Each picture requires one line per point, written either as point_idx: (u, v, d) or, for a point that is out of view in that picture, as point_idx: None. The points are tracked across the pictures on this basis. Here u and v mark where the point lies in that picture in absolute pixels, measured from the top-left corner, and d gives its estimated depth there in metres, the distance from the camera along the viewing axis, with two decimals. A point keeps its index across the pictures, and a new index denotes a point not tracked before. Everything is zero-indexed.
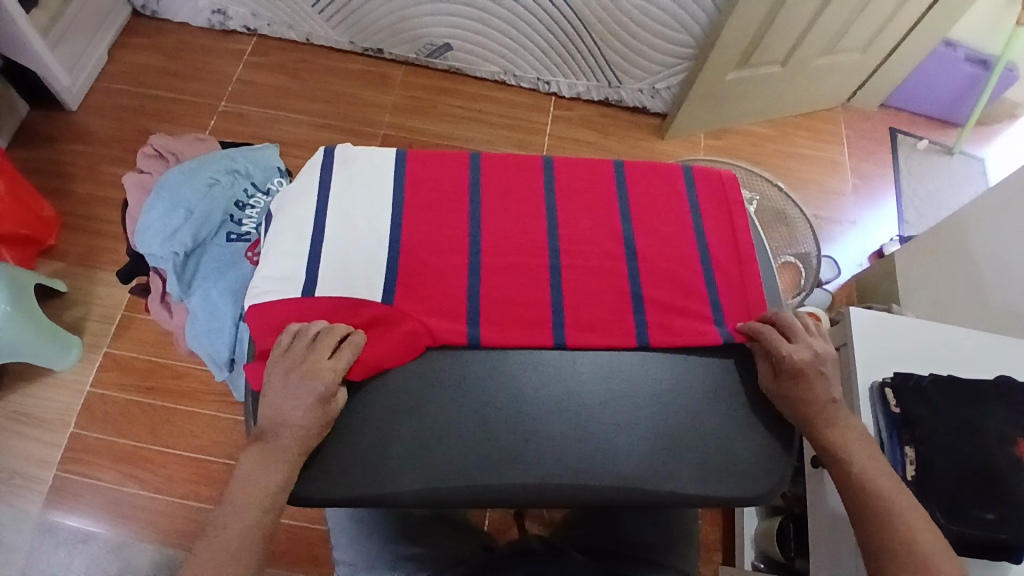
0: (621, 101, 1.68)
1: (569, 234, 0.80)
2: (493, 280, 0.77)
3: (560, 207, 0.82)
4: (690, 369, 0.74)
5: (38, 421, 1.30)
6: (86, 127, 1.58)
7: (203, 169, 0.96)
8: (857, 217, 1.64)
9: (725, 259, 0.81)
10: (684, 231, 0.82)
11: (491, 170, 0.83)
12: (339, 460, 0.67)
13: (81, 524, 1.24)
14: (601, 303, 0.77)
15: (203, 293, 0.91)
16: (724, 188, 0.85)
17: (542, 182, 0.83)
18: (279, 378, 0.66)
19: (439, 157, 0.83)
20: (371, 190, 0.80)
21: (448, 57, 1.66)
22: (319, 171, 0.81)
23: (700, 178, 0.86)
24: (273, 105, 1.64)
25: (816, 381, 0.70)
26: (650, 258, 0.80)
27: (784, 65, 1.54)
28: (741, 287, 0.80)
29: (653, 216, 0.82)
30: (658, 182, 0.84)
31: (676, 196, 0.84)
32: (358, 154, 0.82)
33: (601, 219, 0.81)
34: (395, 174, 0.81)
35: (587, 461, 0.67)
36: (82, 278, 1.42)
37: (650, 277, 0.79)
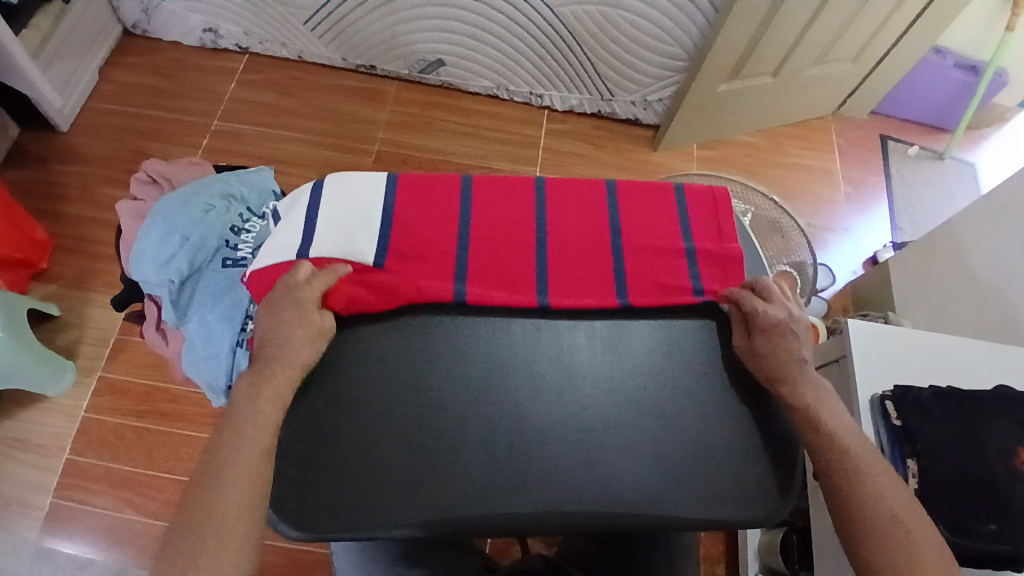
0: (614, 113, 1.68)
1: (556, 259, 0.82)
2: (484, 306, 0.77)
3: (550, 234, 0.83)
4: (691, 391, 0.74)
5: (33, 446, 1.28)
6: (78, 148, 1.57)
7: (199, 196, 0.95)
8: (851, 224, 1.65)
9: (715, 275, 0.82)
10: (674, 250, 0.83)
11: (480, 193, 0.84)
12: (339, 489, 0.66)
13: (78, 551, 1.22)
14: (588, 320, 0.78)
15: (199, 319, 0.89)
16: (715, 202, 0.86)
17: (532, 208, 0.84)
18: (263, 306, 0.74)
19: (429, 180, 0.84)
20: (360, 220, 0.81)
21: (441, 72, 1.66)
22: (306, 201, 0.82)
23: (690, 193, 0.86)
24: (266, 123, 1.64)
25: (786, 339, 0.74)
26: (640, 280, 0.80)
27: (775, 76, 1.55)
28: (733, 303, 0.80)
29: (641, 236, 0.83)
30: (650, 200, 0.85)
31: (665, 215, 0.85)
32: (344, 183, 0.83)
33: (589, 242, 0.83)
34: (384, 204, 0.82)
35: (590, 487, 0.67)
36: (76, 300, 1.41)
37: (639, 296, 0.79)
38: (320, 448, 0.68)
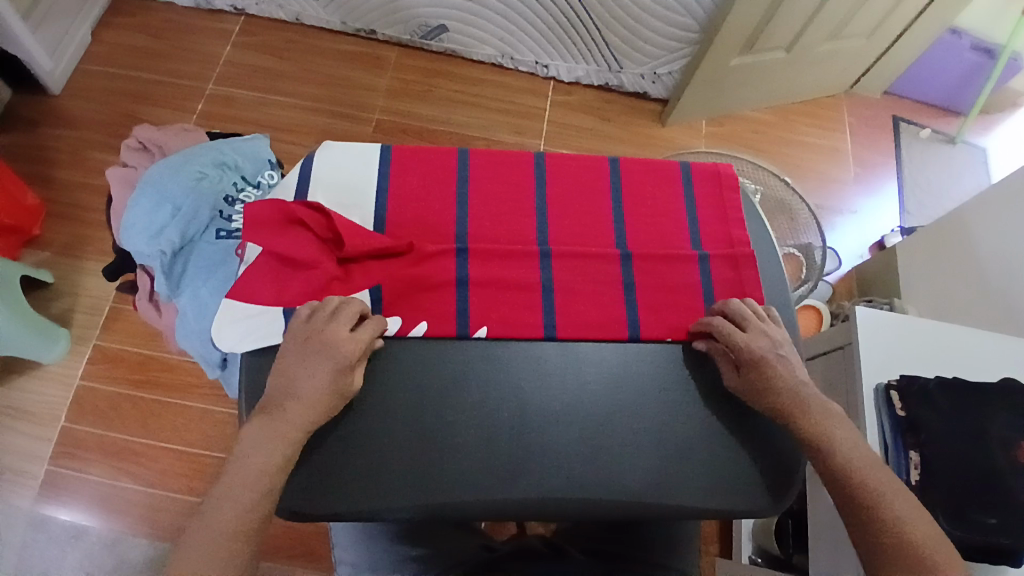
0: (621, 86, 1.63)
1: (558, 234, 0.80)
2: (485, 286, 0.76)
3: (551, 212, 0.80)
4: (695, 376, 0.74)
5: (27, 415, 1.28)
6: (69, 111, 1.53)
7: (190, 163, 0.92)
8: (859, 206, 1.62)
9: (722, 263, 0.79)
10: (679, 236, 0.81)
11: (480, 165, 0.81)
12: (343, 477, 0.67)
13: (73, 519, 1.23)
14: (591, 305, 0.76)
15: (193, 293, 0.87)
16: (720, 188, 0.84)
17: (534, 185, 0.81)
18: (295, 347, 0.66)
19: (426, 154, 0.81)
20: (353, 191, 0.78)
21: (444, 38, 1.61)
22: (300, 169, 0.80)
23: (697, 180, 0.84)
24: (262, 89, 1.59)
25: (776, 366, 0.69)
26: (644, 263, 0.79)
27: (788, 51, 1.50)
28: (738, 290, 0.79)
29: (647, 220, 0.81)
30: (654, 183, 0.83)
31: (671, 199, 0.83)
32: (339, 151, 0.80)
33: (595, 226, 0.80)
34: (379, 176, 0.80)
35: (594, 475, 0.68)
36: (69, 268, 1.38)
37: (644, 284, 0.78)
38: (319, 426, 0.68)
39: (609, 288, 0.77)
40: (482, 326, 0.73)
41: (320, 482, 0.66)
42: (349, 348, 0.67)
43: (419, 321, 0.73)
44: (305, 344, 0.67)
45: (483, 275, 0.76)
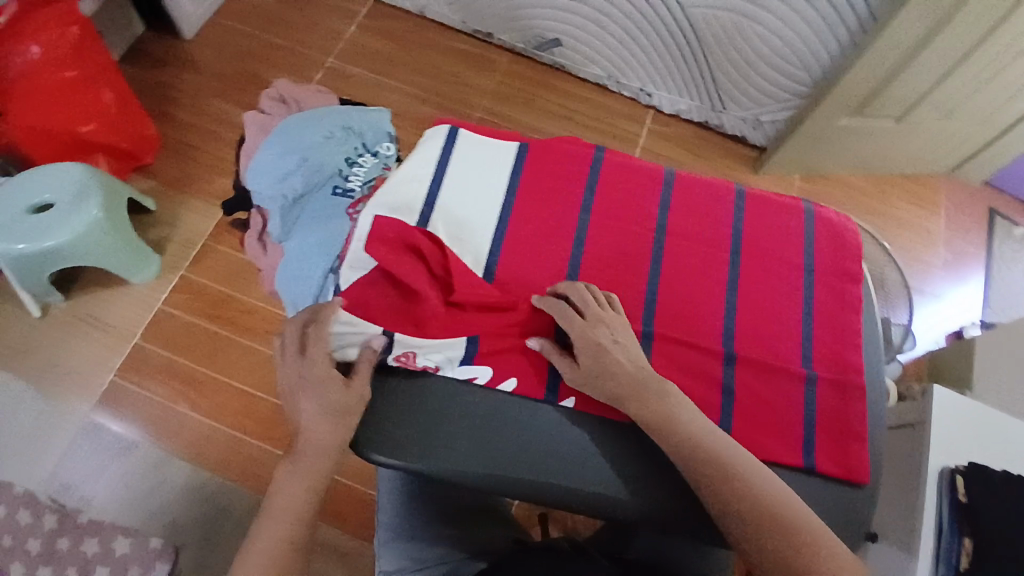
0: (720, 126, 1.65)
1: (674, 249, 0.79)
2: (592, 286, 0.77)
3: (671, 227, 0.80)
4: (776, 411, 0.74)
5: (107, 326, 1.36)
6: (197, 58, 1.63)
7: (323, 122, 0.98)
8: (940, 290, 1.59)
9: (830, 314, 0.78)
10: (793, 274, 0.79)
11: (611, 170, 0.82)
12: (424, 436, 0.71)
13: (127, 434, 1.29)
14: (692, 324, 0.76)
15: (301, 240, 0.92)
16: (843, 235, 0.81)
17: (658, 197, 0.81)
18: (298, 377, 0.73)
19: (561, 149, 0.83)
20: (485, 174, 0.81)
21: (555, 52, 1.65)
22: (442, 146, 0.82)
23: (821, 226, 0.81)
24: (378, 70, 1.66)
25: (611, 353, 0.71)
26: (749, 297, 0.77)
27: (897, 122, 1.48)
28: (840, 348, 0.77)
29: (761, 254, 0.79)
30: (779, 218, 0.81)
31: (792, 238, 0.80)
32: (477, 141, 0.83)
33: (711, 248, 0.79)
34: (514, 165, 0.82)
35: (651, 484, 0.71)
36: (171, 200, 1.47)
37: (747, 316, 0.76)
38: (407, 384, 0.73)
39: (708, 316, 0.76)
40: (571, 397, 0.74)
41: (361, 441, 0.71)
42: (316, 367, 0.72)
43: (509, 374, 0.74)
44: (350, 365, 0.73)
45: (592, 276, 0.77)
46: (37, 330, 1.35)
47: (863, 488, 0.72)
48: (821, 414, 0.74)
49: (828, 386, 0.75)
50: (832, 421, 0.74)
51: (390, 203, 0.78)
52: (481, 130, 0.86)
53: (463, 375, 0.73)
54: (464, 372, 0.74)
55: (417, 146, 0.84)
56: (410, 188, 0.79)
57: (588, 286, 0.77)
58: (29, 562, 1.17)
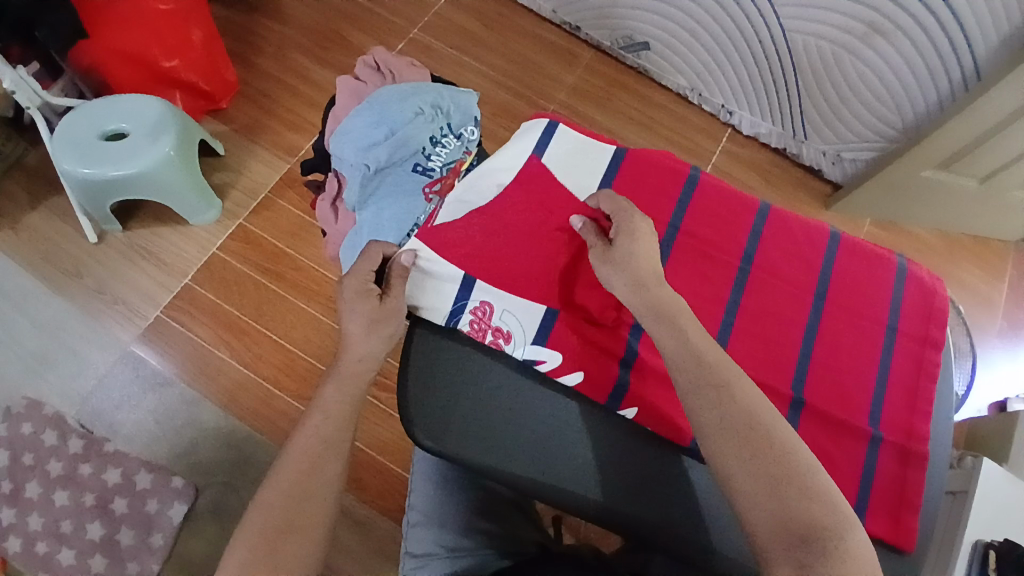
0: (798, 156, 1.60)
1: (757, 284, 0.77)
2: None
3: (756, 260, 0.78)
4: (837, 466, 0.71)
5: (161, 261, 1.38)
6: (286, 10, 1.63)
7: (415, 97, 0.96)
8: (991, 358, 1.54)
9: (905, 379, 0.76)
10: (873, 330, 0.76)
11: (704, 191, 0.80)
12: (478, 430, 0.70)
13: (162, 369, 1.31)
14: (763, 362, 0.74)
15: (375, 211, 0.91)
16: (932, 301, 0.79)
17: (749, 226, 0.79)
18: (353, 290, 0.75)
19: (656, 162, 0.81)
20: (574, 172, 0.81)
21: (642, 55, 1.62)
22: (538, 139, 0.82)
23: (912, 285, 0.79)
24: (460, 48, 1.64)
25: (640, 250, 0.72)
26: (827, 343, 0.75)
27: (981, 183, 1.43)
28: (909, 412, 0.74)
29: (846, 302, 0.77)
30: (870, 271, 0.79)
31: (880, 291, 0.78)
32: (575, 143, 0.82)
33: (795, 288, 0.77)
34: (607, 171, 0.81)
35: (693, 521, 0.69)
36: (240, 147, 1.48)
37: (820, 364, 0.74)
38: (470, 374, 0.73)
39: (782, 355, 0.74)
40: (632, 407, 0.73)
41: (410, 414, 0.70)
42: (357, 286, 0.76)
43: (576, 369, 0.74)
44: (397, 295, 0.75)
45: None
46: (93, 254, 1.37)
47: (909, 557, 0.69)
48: (880, 476, 0.72)
49: (892, 449, 0.73)
50: (890, 486, 0.71)
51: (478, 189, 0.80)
52: (579, 128, 0.85)
53: (533, 356, 0.74)
54: (534, 354, 0.74)
55: (513, 135, 0.84)
56: (499, 176, 0.81)
57: None
58: (46, 482, 1.24)
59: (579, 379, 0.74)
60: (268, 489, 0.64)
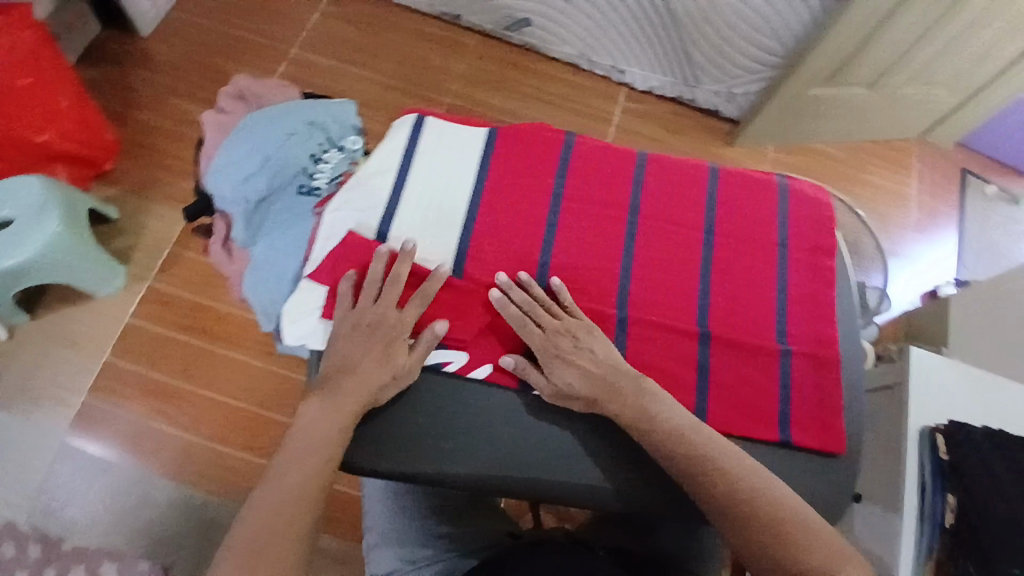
0: (694, 101, 1.63)
1: (648, 232, 0.77)
2: (567, 272, 0.75)
3: (643, 209, 0.78)
4: (758, 390, 0.73)
5: (77, 343, 1.31)
6: (155, 56, 1.56)
7: (286, 118, 0.93)
8: (915, 252, 1.59)
9: (806, 293, 0.77)
10: (767, 253, 0.78)
11: (579, 152, 0.80)
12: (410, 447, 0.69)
13: (99, 454, 1.25)
14: (668, 306, 0.74)
15: (269, 244, 0.89)
16: (817, 211, 0.81)
17: (630, 176, 0.80)
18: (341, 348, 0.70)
19: (528, 133, 0.81)
20: (450, 159, 0.79)
21: (525, 32, 1.61)
22: (406, 136, 0.80)
23: (795, 201, 0.81)
24: (342, 59, 1.61)
25: (576, 361, 0.69)
26: (726, 271, 0.76)
27: (869, 88, 1.47)
28: (817, 324, 0.76)
29: (735, 229, 0.78)
30: (753, 196, 0.80)
31: (766, 213, 0.80)
32: (448, 129, 0.81)
33: (685, 227, 0.78)
34: (484, 150, 0.80)
35: (639, 473, 0.70)
36: (135, 207, 1.41)
37: (725, 297, 0.76)
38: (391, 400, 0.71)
39: (685, 295, 0.75)
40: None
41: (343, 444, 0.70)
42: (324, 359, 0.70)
43: (484, 360, 0.73)
44: (352, 332, 0.70)
45: (565, 263, 0.75)
46: (3, 352, 1.30)
47: (838, 457, 0.71)
48: (799, 391, 0.73)
49: (805, 359, 0.74)
50: (811, 398, 0.73)
51: (355, 201, 0.76)
52: (448, 116, 0.84)
53: (440, 360, 0.72)
54: (440, 358, 0.72)
55: (385, 136, 0.82)
56: (375, 180, 0.78)
57: (562, 270, 0.75)
58: None
59: (488, 371, 0.72)
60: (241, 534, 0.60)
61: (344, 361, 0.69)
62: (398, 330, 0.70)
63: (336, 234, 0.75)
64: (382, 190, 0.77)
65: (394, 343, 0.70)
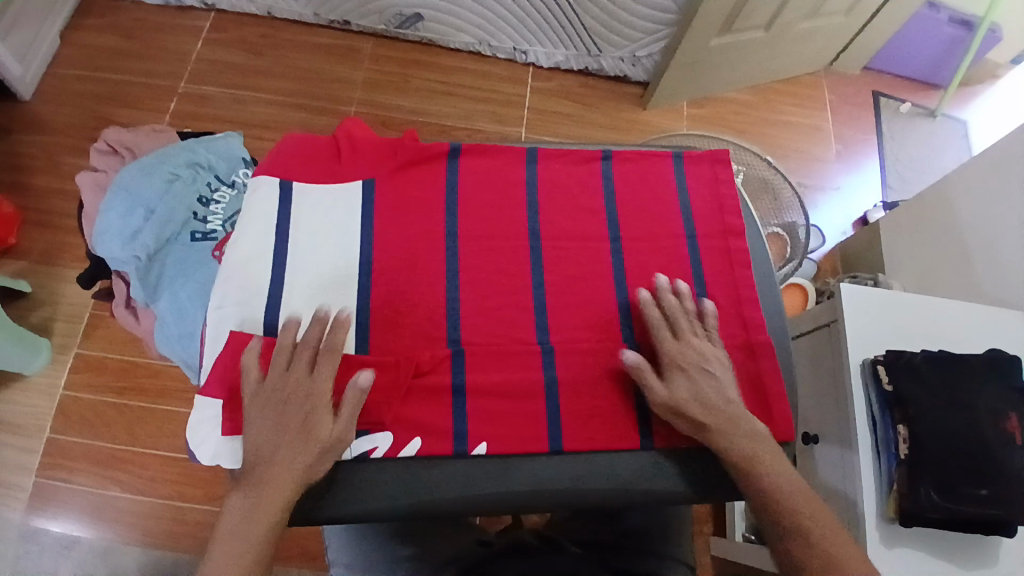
0: (601, 70, 1.62)
1: (552, 236, 0.78)
2: (477, 290, 0.74)
3: (544, 213, 0.79)
4: None
5: (13, 427, 1.24)
6: (41, 116, 1.48)
7: (163, 164, 0.90)
8: (841, 182, 1.62)
9: (720, 274, 0.78)
10: (674, 239, 0.79)
11: (470, 166, 0.80)
12: (339, 491, 0.66)
13: (66, 529, 1.20)
14: (585, 309, 0.74)
15: (172, 297, 0.85)
16: (717, 188, 0.83)
17: (526, 183, 0.80)
18: (266, 411, 0.64)
19: (416, 156, 0.79)
20: (330, 215, 0.75)
21: (419, 27, 1.58)
22: (278, 206, 0.75)
23: (691, 182, 0.83)
24: (238, 85, 1.55)
25: (699, 379, 0.68)
26: (642, 276, 0.77)
27: (767, 29, 1.48)
28: (738, 307, 0.77)
29: (643, 229, 0.79)
30: (651, 184, 0.82)
31: (670, 205, 0.81)
32: (328, 161, 0.79)
33: (588, 226, 0.79)
34: (366, 181, 0.77)
35: (580, 465, 0.68)
36: (47, 277, 1.35)
37: (640, 291, 0.76)
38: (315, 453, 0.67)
39: (600, 296, 0.75)
40: (482, 442, 0.67)
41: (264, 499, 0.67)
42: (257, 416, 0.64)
43: (413, 434, 0.67)
44: (268, 412, 0.64)
45: (474, 281, 0.74)
46: None
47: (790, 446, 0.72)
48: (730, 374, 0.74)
49: (738, 350, 0.74)
50: (743, 379, 0.74)
51: (232, 292, 0.70)
52: (312, 168, 0.78)
53: (363, 449, 0.66)
54: (364, 446, 0.66)
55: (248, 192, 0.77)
56: (254, 261, 0.72)
57: (473, 289, 0.74)
58: None
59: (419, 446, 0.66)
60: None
61: (261, 450, 0.63)
62: (314, 395, 0.65)
63: (221, 335, 0.69)
64: (263, 271, 0.72)
65: (316, 411, 0.64)
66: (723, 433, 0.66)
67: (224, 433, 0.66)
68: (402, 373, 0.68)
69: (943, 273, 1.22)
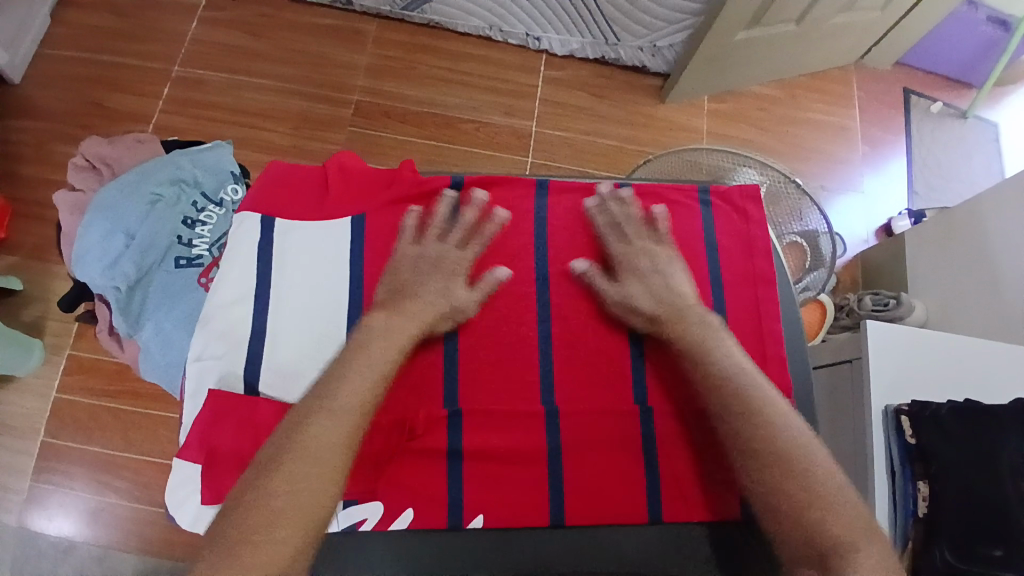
0: (618, 59, 1.52)
1: (561, 286, 0.73)
2: (478, 346, 0.69)
3: (553, 260, 0.74)
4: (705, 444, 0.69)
5: (6, 429, 1.22)
6: (30, 100, 1.42)
7: (145, 182, 0.84)
8: (864, 185, 1.53)
9: (743, 328, 0.73)
10: (695, 290, 0.74)
11: (472, 208, 0.75)
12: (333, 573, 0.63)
13: (62, 533, 1.19)
14: (593, 369, 0.70)
15: (156, 327, 0.81)
16: (746, 236, 0.77)
17: (534, 226, 0.75)
18: (408, 264, 0.69)
19: (416, 197, 0.74)
20: (320, 261, 0.71)
21: (427, 9, 1.49)
22: (259, 250, 0.71)
23: (716, 228, 0.77)
24: (234, 69, 1.47)
25: (653, 277, 0.70)
26: None
27: (798, 24, 1.38)
28: (762, 367, 0.72)
29: None
30: (671, 228, 0.77)
31: (695, 247, 0.76)
32: (320, 201, 0.74)
33: (601, 274, 0.74)
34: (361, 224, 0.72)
35: (586, 547, 0.66)
36: (38, 273, 1.31)
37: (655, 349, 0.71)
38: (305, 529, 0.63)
39: (610, 354, 0.71)
40: (478, 514, 0.65)
41: None
42: (407, 271, 0.68)
43: (405, 503, 0.65)
44: (412, 266, 0.68)
45: (475, 335, 0.70)
46: None
47: None
48: None
49: None
50: None
51: (213, 343, 0.67)
52: (299, 204, 0.74)
53: (351, 520, 0.64)
54: (353, 516, 0.64)
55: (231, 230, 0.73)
56: (233, 312, 0.69)
57: (475, 343, 0.69)
58: None
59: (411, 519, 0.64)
60: (275, 469, 0.53)
61: (400, 284, 0.67)
62: (460, 265, 0.70)
63: (200, 392, 0.66)
64: (244, 323, 0.69)
65: (455, 278, 0.69)
66: (676, 323, 0.67)
67: (204, 500, 0.64)
68: (394, 436, 0.65)
69: (971, 299, 1.16)
